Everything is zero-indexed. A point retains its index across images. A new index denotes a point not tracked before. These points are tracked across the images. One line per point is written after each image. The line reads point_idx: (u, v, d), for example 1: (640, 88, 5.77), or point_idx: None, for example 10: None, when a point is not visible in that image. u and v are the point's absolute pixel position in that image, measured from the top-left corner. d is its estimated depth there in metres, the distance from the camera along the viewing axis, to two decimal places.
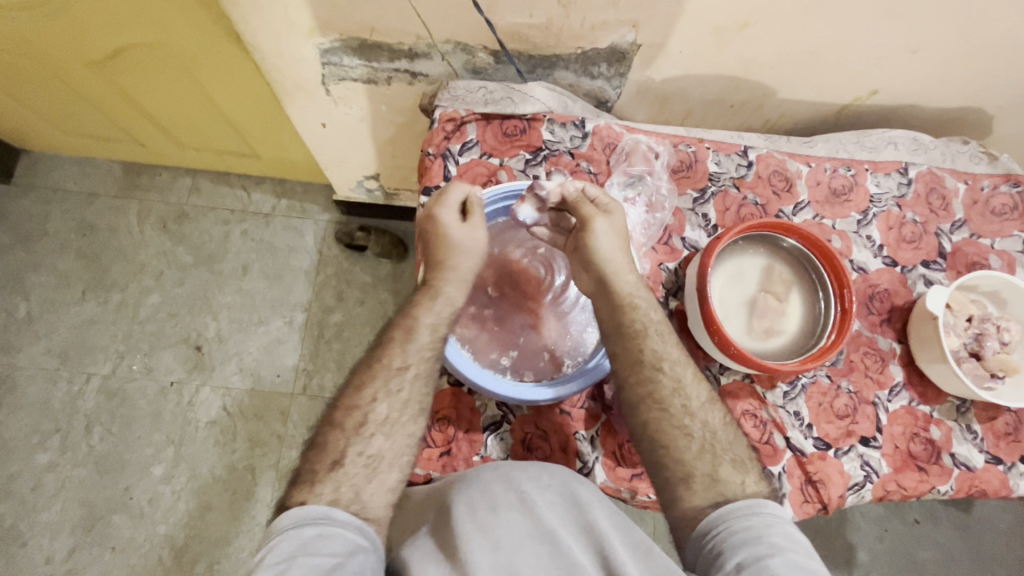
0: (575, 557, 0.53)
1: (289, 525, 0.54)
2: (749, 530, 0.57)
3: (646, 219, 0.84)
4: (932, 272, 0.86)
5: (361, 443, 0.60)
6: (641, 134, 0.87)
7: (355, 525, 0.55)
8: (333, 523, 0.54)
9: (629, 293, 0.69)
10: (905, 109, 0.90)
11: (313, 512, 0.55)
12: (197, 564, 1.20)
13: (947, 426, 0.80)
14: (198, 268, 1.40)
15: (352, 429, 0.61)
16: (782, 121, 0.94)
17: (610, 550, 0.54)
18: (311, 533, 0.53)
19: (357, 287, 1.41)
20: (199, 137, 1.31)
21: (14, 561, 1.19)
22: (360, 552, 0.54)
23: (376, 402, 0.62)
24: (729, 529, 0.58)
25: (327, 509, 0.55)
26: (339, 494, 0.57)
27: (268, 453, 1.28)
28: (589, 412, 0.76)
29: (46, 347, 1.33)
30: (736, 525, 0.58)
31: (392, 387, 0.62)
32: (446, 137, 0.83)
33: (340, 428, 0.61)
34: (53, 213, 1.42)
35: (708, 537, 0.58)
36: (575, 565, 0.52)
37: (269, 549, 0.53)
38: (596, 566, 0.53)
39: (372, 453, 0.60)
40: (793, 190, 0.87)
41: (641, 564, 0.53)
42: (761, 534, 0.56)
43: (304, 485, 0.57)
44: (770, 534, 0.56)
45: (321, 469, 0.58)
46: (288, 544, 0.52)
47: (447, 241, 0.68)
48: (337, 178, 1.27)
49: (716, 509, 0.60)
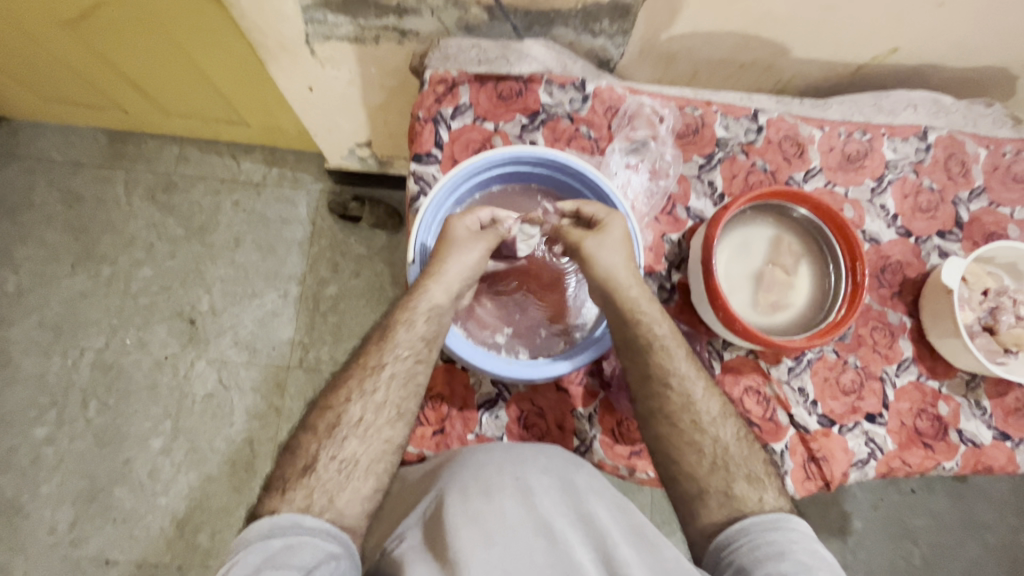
0: (574, 554, 0.51)
1: (254, 538, 0.51)
2: (772, 545, 0.54)
3: (649, 187, 0.81)
4: (947, 243, 0.82)
5: (348, 441, 0.58)
6: (646, 95, 0.81)
7: (327, 529, 0.53)
8: (303, 532, 0.52)
9: (625, 288, 0.67)
10: (928, 68, 0.84)
11: (282, 521, 0.52)
12: (199, 534, 1.21)
13: (956, 402, 0.77)
14: (189, 240, 1.37)
15: (325, 433, 0.58)
16: (794, 82, 0.88)
17: (611, 543, 0.52)
18: (279, 545, 0.51)
19: (351, 259, 1.38)
20: (184, 104, 1.25)
21: (19, 532, 1.20)
22: (333, 559, 0.51)
23: (351, 404, 0.59)
24: (750, 543, 0.55)
25: (297, 518, 0.52)
26: (326, 493, 0.55)
27: (266, 426, 1.27)
28: (587, 388, 0.73)
29: (38, 321, 1.30)
30: (759, 538, 0.55)
31: (367, 389, 0.60)
32: (437, 100, 0.78)
33: (325, 425, 0.59)
34: (37, 183, 1.37)
35: (729, 552, 0.56)
36: (573, 564, 0.50)
37: (233, 564, 0.49)
38: (597, 563, 0.51)
39: (363, 448, 0.58)
40: (804, 156, 0.83)
41: (645, 557, 0.52)
42: (785, 550, 0.54)
43: (276, 492, 0.55)
44: (794, 551, 0.54)
45: (300, 471, 0.56)
46: (255, 557, 0.49)
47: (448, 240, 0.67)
48: (329, 145, 1.21)
49: (736, 522, 0.57)
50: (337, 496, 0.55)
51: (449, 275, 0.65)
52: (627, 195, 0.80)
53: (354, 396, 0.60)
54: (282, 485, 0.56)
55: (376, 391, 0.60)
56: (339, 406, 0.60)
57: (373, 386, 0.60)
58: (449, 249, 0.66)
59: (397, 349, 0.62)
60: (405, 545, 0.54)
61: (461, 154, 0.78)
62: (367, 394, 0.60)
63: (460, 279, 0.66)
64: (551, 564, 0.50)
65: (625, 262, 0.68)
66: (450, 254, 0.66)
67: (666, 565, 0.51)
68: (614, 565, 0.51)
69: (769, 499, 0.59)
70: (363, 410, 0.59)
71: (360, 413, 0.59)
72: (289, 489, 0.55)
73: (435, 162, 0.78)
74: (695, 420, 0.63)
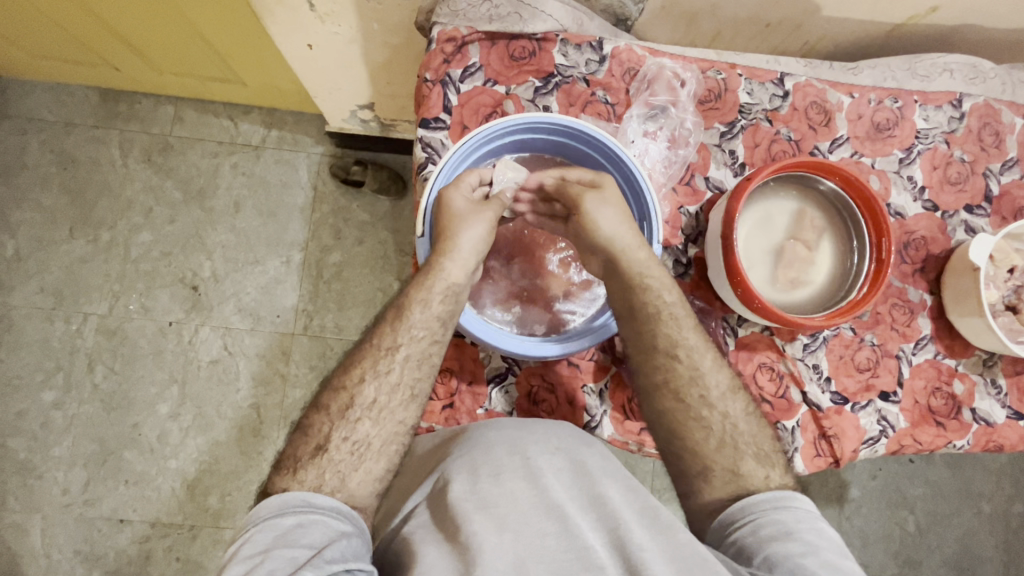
0: (584, 536, 0.51)
1: (264, 516, 0.51)
2: (778, 525, 0.54)
3: (668, 156, 0.77)
4: (974, 218, 0.79)
5: (362, 422, 0.58)
6: (666, 57, 0.77)
7: (336, 508, 0.53)
8: (313, 510, 0.52)
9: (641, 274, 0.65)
10: (967, 29, 0.79)
11: (292, 500, 0.52)
12: (210, 496, 1.23)
13: (972, 380, 0.76)
14: (189, 205, 1.33)
15: (337, 413, 0.58)
16: (822, 44, 0.83)
17: (623, 526, 0.51)
18: (289, 523, 0.50)
19: (355, 226, 1.35)
20: (177, 61, 1.19)
21: (33, 492, 1.22)
22: (343, 538, 0.50)
23: (364, 384, 0.59)
24: (755, 523, 0.55)
25: (307, 496, 0.52)
26: (337, 473, 0.55)
27: (273, 392, 1.27)
28: (598, 364, 0.72)
29: (39, 286, 1.29)
30: (764, 519, 0.55)
31: (380, 368, 0.60)
32: (446, 60, 0.73)
33: (338, 405, 0.58)
34: (30, 144, 1.33)
35: (731, 530, 0.56)
36: (585, 547, 0.50)
37: (242, 542, 0.49)
38: (609, 548, 0.50)
39: (377, 430, 0.58)
40: (831, 124, 0.79)
41: (660, 540, 0.51)
42: (792, 529, 0.54)
43: (286, 471, 0.55)
44: (800, 531, 0.54)
45: (311, 451, 0.56)
46: (265, 536, 0.49)
47: (449, 211, 0.64)
48: (328, 106, 1.17)
49: (740, 501, 0.58)
50: (349, 476, 0.55)
51: (462, 250, 0.64)
52: (645, 164, 0.76)
53: (368, 376, 0.59)
54: (293, 465, 0.55)
55: (390, 370, 0.60)
56: (353, 387, 0.59)
57: (388, 367, 0.60)
58: (456, 223, 0.64)
59: (413, 329, 0.61)
60: (415, 522, 0.55)
61: (471, 119, 0.74)
62: (381, 373, 0.59)
63: (474, 253, 0.64)
64: (564, 546, 0.50)
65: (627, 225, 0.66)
66: (459, 229, 0.64)
67: (681, 548, 0.50)
68: (626, 551, 0.50)
69: (774, 476, 0.60)
70: (377, 391, 0.59)
71: (374, 395, 0.59)
72: (300, 468, 0.55)
73: (443, 127, 0.74)
74: (693, 398, 0.62)
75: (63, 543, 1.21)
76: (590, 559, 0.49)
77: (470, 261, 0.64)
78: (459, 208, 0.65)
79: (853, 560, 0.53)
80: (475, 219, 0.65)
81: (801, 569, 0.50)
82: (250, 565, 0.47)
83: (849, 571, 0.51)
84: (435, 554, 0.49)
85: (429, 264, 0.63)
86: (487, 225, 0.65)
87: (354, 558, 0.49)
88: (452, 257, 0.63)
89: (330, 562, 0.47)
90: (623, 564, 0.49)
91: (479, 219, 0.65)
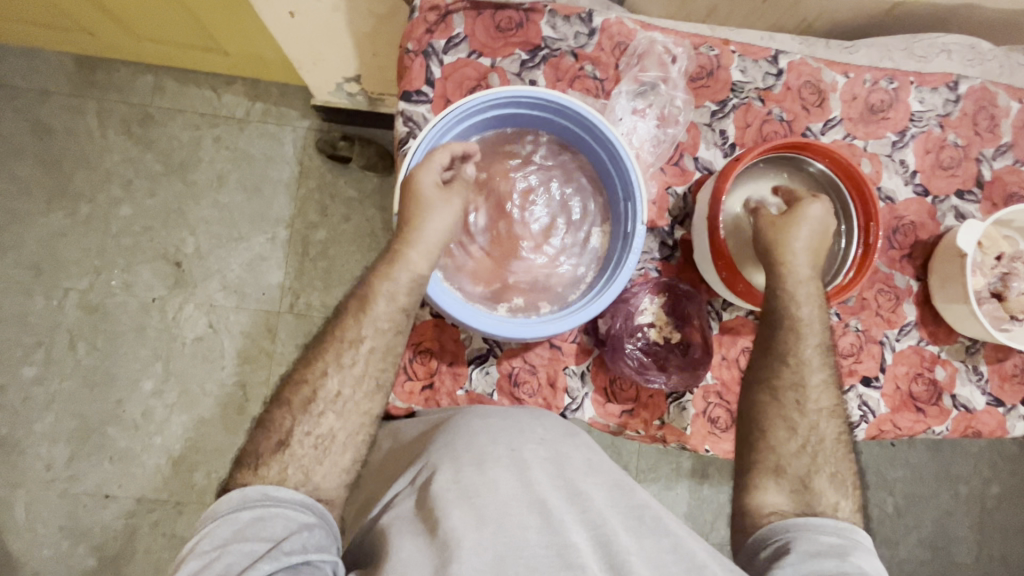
0: (567, 533, 0.51)
1: (224, 511, 0.51)
2: (833, 545, 0.56)
3: (657, 134, 0.75)
4: (965, 204, 0.79)
5: (324, 416, 0.57)
6: (658, 31, 0.74)
7: (299, 500, 0.53)
8: (274, 503, 0.52)
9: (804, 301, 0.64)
10: (969, 8, 0.76)
11: (252, 493, 0.52)
12: (195, 472, 1.23)
13: (954, 366, 0.77)
14: (170, 177, 1.30)
15: (298, 408, 0.57)
16: (819, 22, 0.80)
17: (608, 524, 0.52)
18: (249, 517, 0.51)
19: (341, 203, 1.32)
20: (156, 28, 1.14)
21: (16, 467, 1.21)
22: (305, 530, 0.52)
23: (326, 376, 0.58)
24: (811, 538, 0.56)
25: (267, 489, 0.52)
26: (301, 468, 0.55)
27: (258, 370, 1.26)
28: (581, 346, 0.72)
29: (16, 260, 1.25)
30: (820, 537, 0.56)
31: (344, 361, 0.58)
32: (428, 30, 0.71)
33: (298, 400, 0.57)
34: (3, 112, 1.28)
35: (783, 538, 0.57)
36: (567, 545, 0.50)
37: (201, 537, 0.49)
38: (593, 544, 0.51)
39: (340, 423, 0.58)
40: (824, 105, 0.77)
41: (643, 541, 0.52)
42: (845, 552, 0.55)
43: (246, 469, 0.55)
44: (854, 556, 0.55)
45: (273, 446, 0.56)
46: (224, 530, 0.49)
47: (417, 198, 0.62)
48: (314, 78, 1.13)
49: (799, 517, 0.58)
50: (314, 470, 0.56)
51: (426, 242, 0.62)
52: (633, 143, 0.74)
53: (330, 368, 0.58)
54: (254, 461, 0.55)
55: (353, 363, 0.59)
56: (314, 380, 0.58)
57: (351, 359, 0.59)
58: (423, 213, 0.62)
59: (377, 321, 0.60)
60: (392, 512, 0.54)
61: (455, 92, 0.72)
62: (345, 366, 0.58)
63: (437, 246, 0.62)
64: (544, 543, 0.50)
65: (808, 250, 0.65)
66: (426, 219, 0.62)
67: (666, 553, 0.52)
68: (610, 548, 0.51)
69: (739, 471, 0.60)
70: (340, 384, 0.58)
71: (337, 388, 0.58)
72: (261, 465, 0.55)
73: (426, 101, 0.71)
74: None
75: (47, 517, 1.20)
76: (571, 557, 0.49)
77: (436, 250, 0.62)
78: (427, 194, 0.62)
79: None
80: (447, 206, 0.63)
81: None
82: (206, 561, 0.48)
83: None
84: (410, 548, 0.50)
85: (392, 252, 0.61)
86: (455, 216, 0.64)
87: (316, 549, 0.51)
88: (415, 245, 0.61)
89: (289, 554, 0.49)
90: (608, 562, 0.50)
91: (441, 215, 0.62)
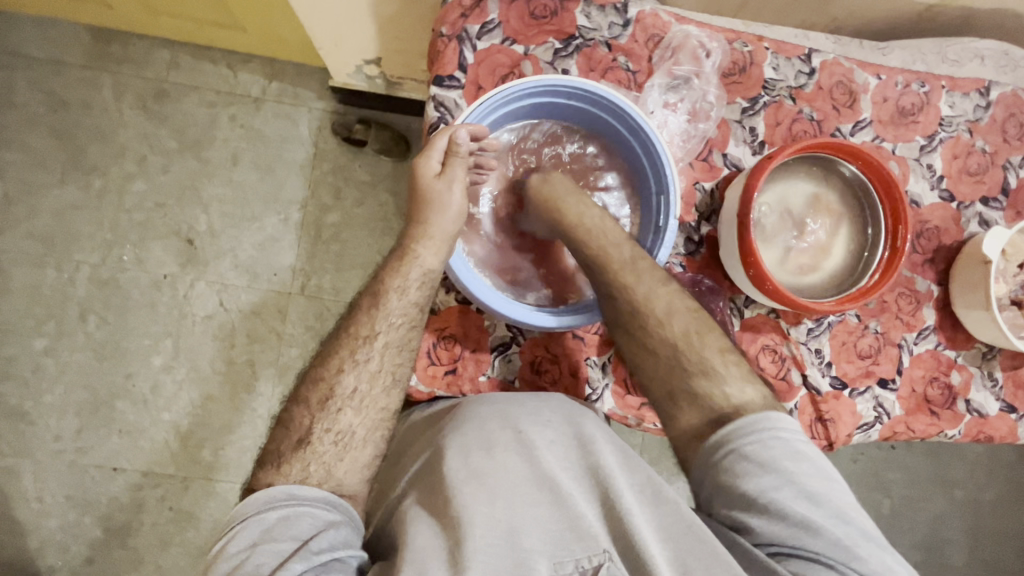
0: (576, 507, 0.54)
1: (250, 512, 0.51)
2: (755, 454, 0.52)
3: (687, 129, 0.74)
4: (989, 211, 0.79)
5: (343, 413, 0.57)
6: (692, 25, 0.74)
7: (324, 498, 0.53)
8: (299, 502, 0.52)
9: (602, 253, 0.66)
10: (1003, 14, 0.76)
11: (277, 494, 0.52)
12: (203, 449, 1.24)
13: (969, 372, 0.77)
14: (184, 154, 1.29)
15: (317, 406, 0.58)
16: (851, 21, 0.80)
17: (616, 497, 0.54)
18: (276, 516, 0.51)
19: (355, 186, 1.31)
20: (175, 2, 1.13)
21: (25, 436, 1.22)
22: (332, 527, 0.52)
23: (342, 375, 0.58)
24: (733, 454, 0.52)
25: (291, 488, 0.53)
26: (322, 465, 0.55)
27: (268, 350, 1.26)
28: (602, 338, 0.72)
29: (28, 232, 1.25)
30: (743, 449, 0.52)
31: (359, 357, 0.59)
32: (463, 15, 0.70)
33: (318, 398, 0.58)
34: (17, 82, 1.27)
35: (712, 460, 0.53)
36: (578, 517, 0.53)
37: (230, 539, 0.50)
38: (601, 517, 0.54)
39: (359, 419, 0.58)
40: (855, 106, 0.77)
41: (650, 513, 0.54)
42: (768, 460, 0.51)
43: (270, 467, 0.55)
44: (778, 460, 0.51)
45: (294, 444, 0.56)
46: (251, 531, 0.50)
47: (423, 194, 0.64)
48: (335, 60, 1.12)
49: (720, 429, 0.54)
50: (335, 467, 0.56)
51: (435, 237, 0.63)
52: (664, 136, 0.74)
53: (347, 365, 0.59)
54: (275, 460, 0.55)
55: (369, 359, 0.59)
56: (334, 375, 0.58)
57: (366, 355, 0.59)
58: (431, 209, 0.64)
59: (390, 316, 0.60)
60: (415, 504, 0.55)
61: (487, 79, 0.71)
62: (360, 362, 0.59)
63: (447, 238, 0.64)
64: (556, 517, 0.53)
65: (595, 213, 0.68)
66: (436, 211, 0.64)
67: (672, 523, 0.53)
68: (619, 522, 0.53)
69: None
70: (357, 380, 0.58)
71: (354, 384, 0.58)
72: (284, 463, 0.55)
73: (457, 86, 0.70)
74: None
75: (55, 488, 1.21)
76: (581, 528, 0.53)
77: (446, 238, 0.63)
78: (432, 187, 0.65)
79: (833, 479, 0.53)
80: (449, 196, 0.64)
81: (778, 506, 0.50)
82: (236, 562, 0.49)
83: (825, 495, 0.51)
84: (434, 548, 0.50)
85: (403, 248, 0.63)
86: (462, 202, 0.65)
87: (343, 545, 0.52)
88: (426, 239, 0.63)
89: (318, 553, 0.49)
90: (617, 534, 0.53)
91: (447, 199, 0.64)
